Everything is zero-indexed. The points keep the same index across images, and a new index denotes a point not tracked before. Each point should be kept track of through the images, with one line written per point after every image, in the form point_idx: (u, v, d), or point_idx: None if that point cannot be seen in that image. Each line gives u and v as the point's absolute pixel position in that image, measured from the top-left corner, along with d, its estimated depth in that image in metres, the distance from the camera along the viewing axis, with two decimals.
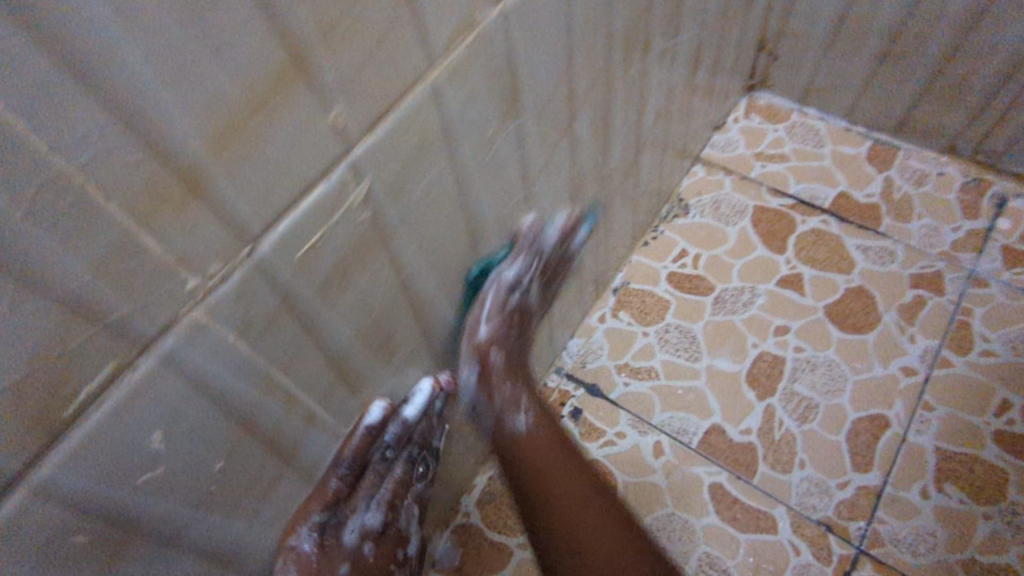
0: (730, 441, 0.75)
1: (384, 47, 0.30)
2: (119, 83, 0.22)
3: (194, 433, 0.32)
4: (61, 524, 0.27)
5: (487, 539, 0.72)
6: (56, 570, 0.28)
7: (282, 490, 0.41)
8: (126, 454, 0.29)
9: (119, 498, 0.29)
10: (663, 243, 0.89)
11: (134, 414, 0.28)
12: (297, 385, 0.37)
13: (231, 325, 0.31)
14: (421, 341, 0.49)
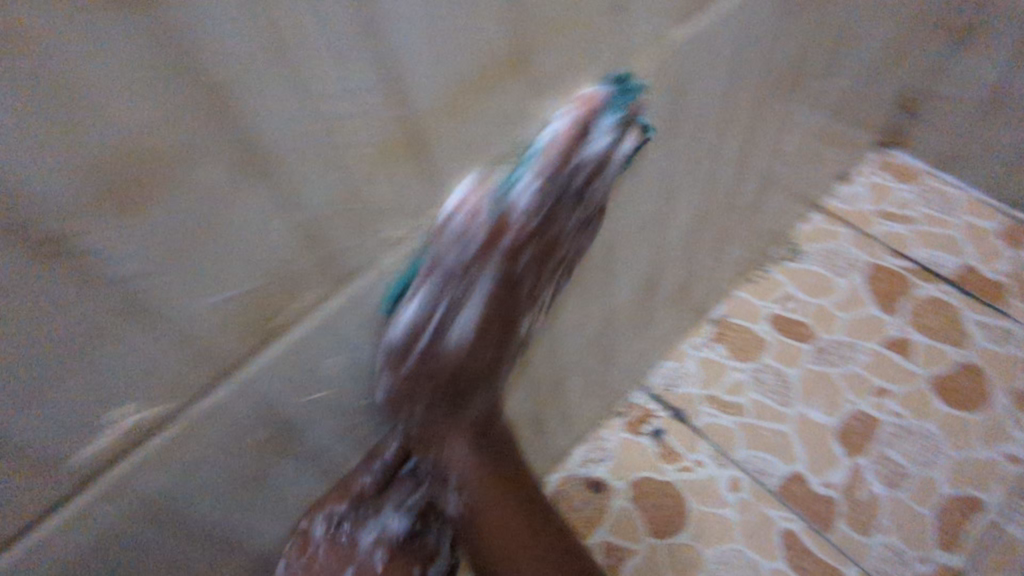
0: (809, 491, 0.74)
1: (583, 50, 0.34)
2: (388, 50, 0.26)
3: (355, 362, 0.36)
4: (247, 413, 0.32)
5: None
6: (232, 453, 0.33)
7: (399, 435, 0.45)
8: (306, 367, 0.33)
9: (290, 403, 0.34)
10: (769, 283, 0.88)
11: (322, 333, 0.33)
12: None
13: (408, 275, 0.35)
14: None
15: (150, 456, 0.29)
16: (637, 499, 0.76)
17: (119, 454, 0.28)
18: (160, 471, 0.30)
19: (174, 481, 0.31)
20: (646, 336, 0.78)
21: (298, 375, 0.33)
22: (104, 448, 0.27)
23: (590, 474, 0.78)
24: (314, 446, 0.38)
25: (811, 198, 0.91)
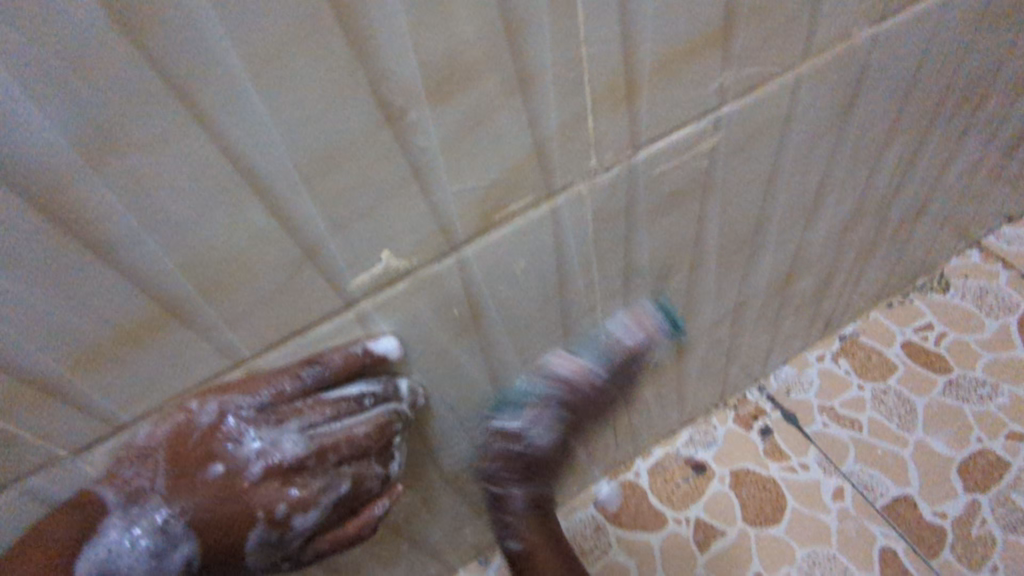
0: (919, 516, 0.73)
1: (780, 34, 0.40)
2: (633, 11, 0.33)
3: (536, 272, 0.44)
4: (454, 289, 0.41)
5: (648, 502, 0.79)
6: (433, 322, 0.42)
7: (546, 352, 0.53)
8: (502, 263, 0.42)
9: (482, 292, 0.43)
10: (908, 310, 0.88)
11: (522, 237, 0.41)
12: (600, 273, 0.48)
13: (594, 204, 0.42)
14: (683, 292, 0.58)
15: (387, 300, 0.39)
16: (736, 486, 0.78)
17: (370, 292, 0.38)
18: (389, 315, 0.40)
19: (392, 329, 0.41)
20: (773, 336, 0.80)
21: (495, 268, 0.42)
22: (364, 283, 0.37)
23: (692, 454, 0.82)
24: (486, 336, 0.47)
25: (969, 232, 0.89)
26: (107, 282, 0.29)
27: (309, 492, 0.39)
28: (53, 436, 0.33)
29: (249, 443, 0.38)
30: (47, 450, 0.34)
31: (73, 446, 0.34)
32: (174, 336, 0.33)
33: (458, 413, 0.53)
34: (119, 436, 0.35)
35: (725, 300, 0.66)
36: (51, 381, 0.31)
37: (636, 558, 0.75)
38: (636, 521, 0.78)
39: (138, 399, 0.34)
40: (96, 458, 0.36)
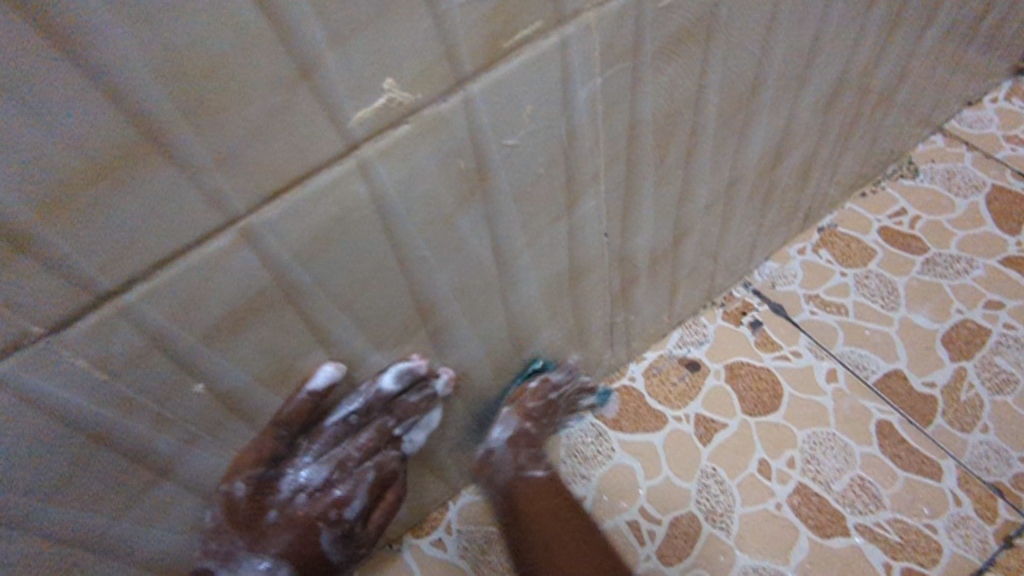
0: (911, 388, 0.75)
1: None
2: None
3: (542, 124, 0.41)
4: (461, 139, 0.38)
5: (646, 404, 0.78)
6: (439, 180, 0.39)
7: (552, 229, 0.50)
8: (509, 108, 0.38)
9: (489, 145, 0.39)
10: (882, 197, 0.89)
11: (530, 76, 0.38)
12: (604, 132, 0.46)
13: (601, 40, 0.39)
14: (680, 165, 0.56)
15: (391, 145, 0.35)
16: (732, 379, 0.78)
17: (375, 134, 0.34)
18: (393, 165, 0.36)
19: (397, 186, 0.37)
20: (760, 228, 0.79)
21: (502, 113, 0.38)
22: (367, 121, 0.33)
23: (686, 353, 0.81)
24: (493, 203, 0.43)
25: (935, 115, 0.90)
26: (76, 93, 0.24)
27: (349, 492, 0.51)
28: (24, 308, 0.28)
29: (283, 488, 0.48)
30: (20, 327, 0.29)
31: (51, 323, 0.30)
32: (159, 177, 0.28)
33: (464, 301, 0.50)
34: (104, 310, 0.31)
35: (720, 180, 0.64)
36: (19, 229, 0.26)
37: (640, 458, 0.75)
38: (637, 423, 0.77)
39: (122, 262, 0.30)
40: (78, 338, 0.31)
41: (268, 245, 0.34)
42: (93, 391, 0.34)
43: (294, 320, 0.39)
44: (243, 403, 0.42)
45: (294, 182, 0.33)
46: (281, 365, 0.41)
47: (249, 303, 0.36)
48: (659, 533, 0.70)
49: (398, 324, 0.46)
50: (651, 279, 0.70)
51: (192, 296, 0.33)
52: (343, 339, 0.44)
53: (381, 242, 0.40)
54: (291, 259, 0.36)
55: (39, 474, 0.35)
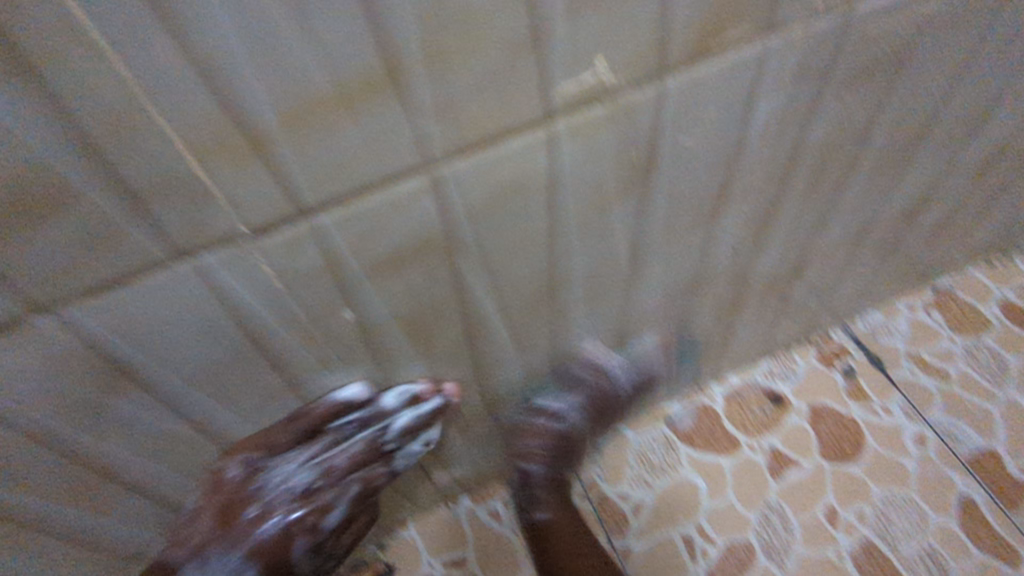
0: (1004, 471, 0.72)
1: None
2: None
3: (716, 132, 0.41)
4: (641, 132, 0.38)
5: (722, 426, 0.78)
6: (610, 168, 0.40)
7: (689, 235, 0.50)
8: (692, 112, 0.39)
9: (664, 143, 0.40)
10: (1011, 270, 0.85)
11: (722, 81, 0.38)
12: (767, 150, 0.46)
13: (796, 59, 0.39)
14: (824, 198, 0.56)
15: (581, 125, 0.36)
16: (814, 422, 0.77)
17: (569, 112, 0.35)
18: (575, 143, 0.37)
19: (570, 167, 0.38)
20: (877, 275, 0.77)
21: (685, 110, 0.39)
22: (565, 96, 0.34)
23: (771, 385, 0.80)
24: (647, 199, 0.44)
25: None
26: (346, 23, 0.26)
27: (330, 501, 0.50)
28: (241, 207, 0.31)
29: (266, 484, 0.46)
30: (231, 224, 0.32)
31: (253, 224, 0.32)
32: (384, 107, 0.30)
33: (589, 288, 0.51)
34: (300, 226, 0.34)
35: (855, 220, 0.63)
36: (261, 135, 0.29)
37: (706, 476, 0.75)
38: (710, 443, 0.77)
39: (328, 183, 0.32)
40: (272, 247, 0.34)
41: (449, 195, 0.36)
42: (263, 298, 0.37)
43: (444, 270, 0.41)
44: (376, 338, 0.44)
45: (490, 140, 0.34)
46: (418, 310, 0.44)
47: (415, 247, 0.38)
48: (711, 553, 0.70)
49: (526, 295, 0.48)
50: (760, 305, 0.69)
51: (367, 231, 0.36)
52: (476, 298, 0.46)
53: (540, 213, 0.41)
54: (465, 211, 0.38)
55: (198, 360, 0.38)
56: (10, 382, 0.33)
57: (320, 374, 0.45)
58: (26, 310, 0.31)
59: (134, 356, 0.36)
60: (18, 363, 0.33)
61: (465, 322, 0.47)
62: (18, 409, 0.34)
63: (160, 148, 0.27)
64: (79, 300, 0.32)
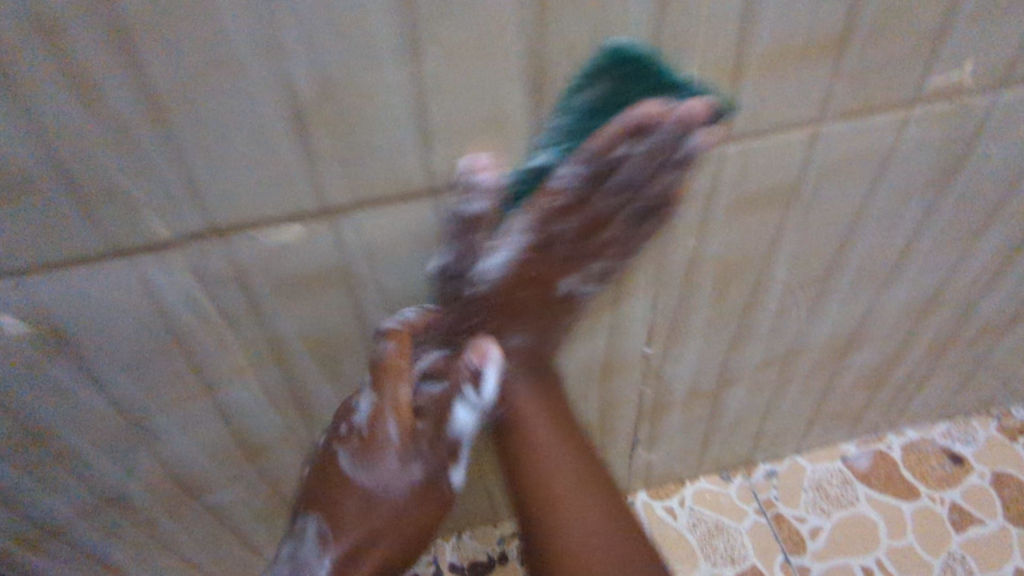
0: None
1: None
2: None
3: (928, 193, 0.53)
4: (877, 176, 0.50)
5: (901, 473, 0.82)
6: (848, 199, 0.51)
7: (894, 277, 0.61)
8: (915, 171, 0.51)
9: (893, 189, 0.52)
10: None
11: (940, 151, 0.50)
12: (965, 221, 0.57)
13: (991, 155, 0.52)
14: (1005, 276, 0.65)
15: (840, 159, 0.48)
16: (997, 486, 0.80)
17: (837, 150, 0.47)
18: (830, 177, 0.49)
19: (825, 193, 0.50)
20: None
21: (911, 169, 0.51)
22: (838, 139, 0.46)
23: (950, 444, 0.84)
24: (868, 238, 0.56)
25: None
26: (726, 63, 0.40)
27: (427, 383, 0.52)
28: (707, 119, 0.41)
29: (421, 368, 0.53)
30: (688, 135, 0.43)
31: (623, 171, 0.44)
32: (815, 83, 0.42)
33: (814, 303, 0.61)
34: (640, 180, 0.45)
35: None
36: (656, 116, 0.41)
37: (887, 517, 0.78)
38: (889, 487, 0.81)
39: (762, 119, 0.43)
40: (692, 162, 0.44)
41: (817, 148, 0.46)
42: (596, 232, 0.47)
43: (768, 221, 0.51)
44: (694, 275, 0.53)
45: (863, 113, 0.45)
46: (734, 257, 0.53)
47: (766, 189, 0.48)
48: None
49: (763, 294, 0.58)
50: (935, 369, 0.76)
51: (682, 200, 0.47)
52: (732, 290, 0.56)
53: (846, 205, 0.52)
54: (816, 170, 0.48)
55: (601, 247, 0.49)
56: (501, 209, 0.44)
57: (643, 294, 0.54)
58: (550, 155, 0.42)
59: (569, 222, 0.46)
60: (514, 189, 0.43)
61: (755, 287, 0.57)
62: (489, 234, 0.45)
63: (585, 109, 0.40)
64: (477, 185, 0.42)
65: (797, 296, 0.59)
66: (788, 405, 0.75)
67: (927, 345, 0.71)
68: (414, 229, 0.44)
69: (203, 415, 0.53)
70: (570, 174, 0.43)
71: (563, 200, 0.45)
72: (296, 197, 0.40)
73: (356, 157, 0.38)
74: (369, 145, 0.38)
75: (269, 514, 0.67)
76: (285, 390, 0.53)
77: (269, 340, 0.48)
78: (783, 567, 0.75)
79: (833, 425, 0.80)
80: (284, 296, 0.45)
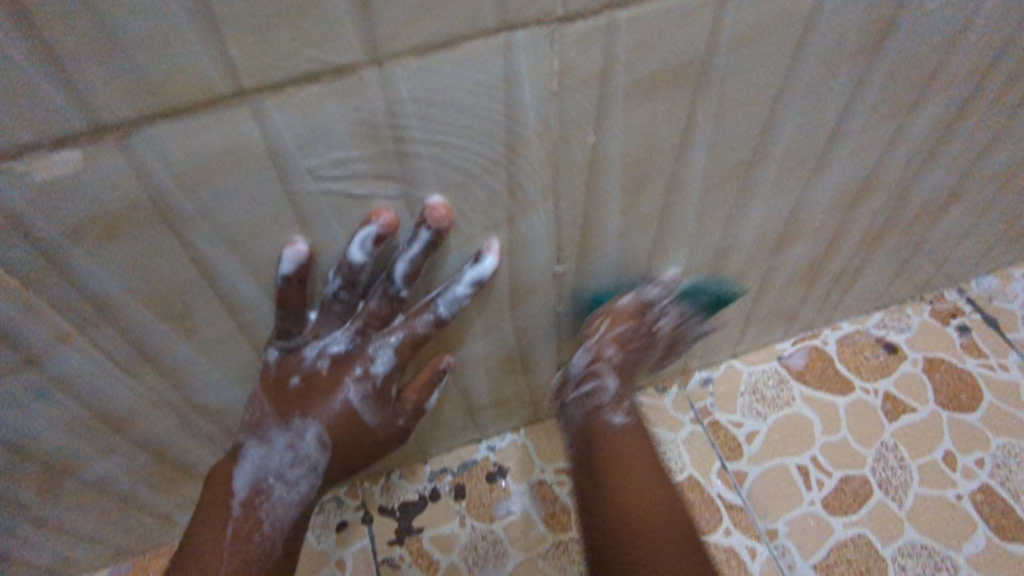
0: None
1: None
2: None
3: (855, 63, 0.46)
4: (797, 44, 0.43)
5: (836, 367, 0.80)
6: (767, 76, 0.44)
7: (823, 164, 0.55)
8: (840, 36, 0.44)
9: (815, 61, 0.45)
10: None
11: (867, 10, 0.43)
12: (897, 94, 0.51)
13: (922, 13, 0.45)
14: (939, 154, 0.60)
15: (752, 27, 0.40)
16: (929, 371, 0.79)
17: (749, 15, 0.39)
18: (744, 50, 0.41)
19: (740, 70, 0.43)
20: (990, 245, 0.78)
21: (836, 35, 0.44)
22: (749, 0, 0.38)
23: (884, 333, 0.82)
24: (792, 121, 0.49)
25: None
26: None
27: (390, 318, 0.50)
28: None
29: (373, 305, 0.49)
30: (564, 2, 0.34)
31: (492, 56, 0.35)
32: None
33: (737, 199, 0.55)
34: (513, 65, 0.36)
35: (995, 184, 0.67)
36: None
37: (821, 413, 0.77)
38: (823, 382, 0.79)
39: None
40: (574, 37, 0.36)
41: (726, 12, 0.38)
42: (472, 137, 0.39)
43: (678, 107, 0.43)
44: (598, 178, 0.46)
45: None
46: (643, 156, 0.46)
47: (670, 68, 0.40)
48: (827, 483, 0.72)
49: (681, 194, 0.51)
50: (867, 259, 0.72)
51: (572, 89, 0.39)
52: (645, 192, 0.50)
53: (765, 84, 0.45)
54: (727, 39, 0.40)
55: (480, 154, 0.41)
56: (342, 114, 0.35)
57: (542, 205, 0.47)
58: (391, 39, 0.33)
59: (435, 127, 0.38)
60: (351, 87, 0.34)
61: (671, 187, 0.50)
62: (336, 146, 0.37)
63: None
64: (302, 85, 0.33)
65: (720, 193, 0.53)
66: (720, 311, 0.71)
67: (860, 234, 0.67)
68: (232, 147, 0.35)
69: (38, 390, 0.45)
70: (424, 64, 0.34)
71: (420, 97, 0.36)
72: (53, 114, 0.30)
73: (122, 52, 0.29)
74: (135, 40, 0.29)
75: (165, 481, 0.61)
76: (132, 351, 0.45)
77: (90, 296, 0.40)
78: (720, 474, 0.73)
79: (768, 325, 0.77)
80: (90, 244, 0.37)
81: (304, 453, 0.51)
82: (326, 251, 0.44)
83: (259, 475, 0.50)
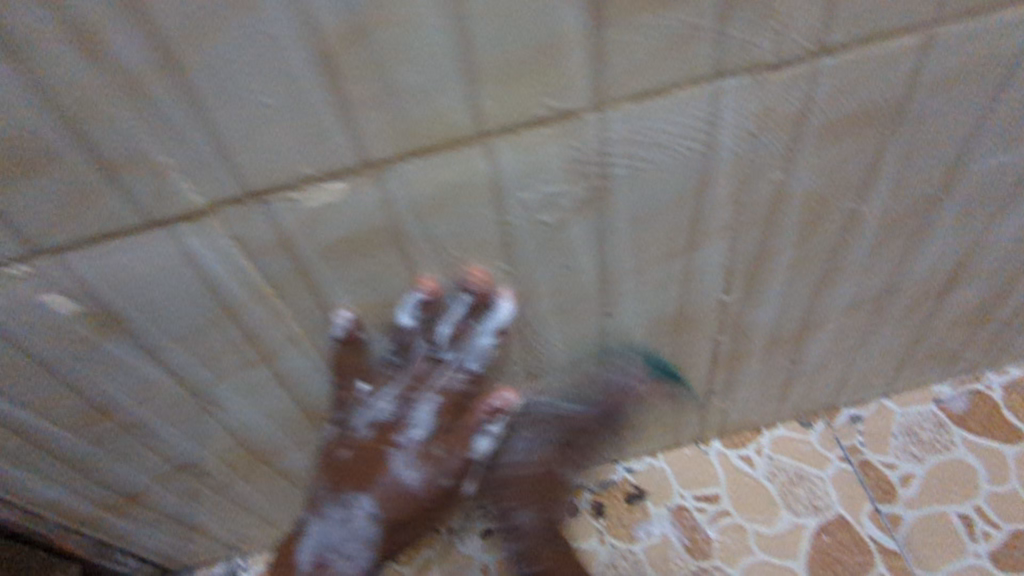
0: None
1: None
2: None
3: None
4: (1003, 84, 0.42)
5: (1004, 414, 0.75)
6: (965, 116, 0.44)
7: (1012, 202, 0.53)
8: None
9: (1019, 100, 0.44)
10: None
11: None
12: None
13: None
14: None
15: (957, 70, 0.41)
16: None
17: (954, 58, 0.40)
18: (945, 91, 0.42)
19: (937, 111, 0.43)
20: None
21: None
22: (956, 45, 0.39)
23: None
24: (985, 160, 0.48)
25: None
26: None
27: (417, 374, 0.52)
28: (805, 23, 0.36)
29: (403, 362, 0.52)
30: (775, 50, 0.36)
31: (701, 101, 0.38)
32: None
33: (914, 237, 0.54)
34: (719, 107, 0.39)
35: None
36: (738, 31, 0.35)
37: (988, 461, 0.72)
38: (989, 429, 0.74)
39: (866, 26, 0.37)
40: (778, 83, 0.38)
41: (932, 56, 0.39)
42: (669, 173, 0.42)
43: (867, 147, 0.44)
44: (778, 212, 0.47)
45: (986, 11, 0.38)
46: (826, 192, 0.47)
47: (866, 110, 0.41)
48: (995, 536, 0.68)
49: (858, 230, 0.52)
50: None
51: (770, 129, 0.41)
52: (822, 227, 0.50)
53: (962, 124, 0.44)
54: (927, 83, 0.41)
55: (673, 190, 0.43)
56: (560, 152, 0.39)
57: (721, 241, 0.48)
58: (616, 87, 0.36)
59: (638, 165, 0.41)
60: (573, 128, 0.38)
61: (849, 223, 0.50)
62: (549, 181, 0.41)
63: (660, 34, 0.34)
64: (532, 128, 0.37)
65: (897, 230, 0.53)
66: (878, 347, 0.69)
67: None
68: (464, 182, 0.39)
69: (263, 383, 0.52)
70: (639, 109, 0.38)
71: (629, 138, 0.39)
72: (334, 151, 0.36)
73: (397, 102, 0.34)
74: (410, 91, 0.34)
75: None
76: None
77: (323, 306, 0.46)
78: (872, 516, 0.71)
79: (928, 365, 0.74)
80: (334, 261, 0.43)
81: (354, 532, 0.53)
82: (520, 275, 0.48)
83: (321, 550, 0.54)
